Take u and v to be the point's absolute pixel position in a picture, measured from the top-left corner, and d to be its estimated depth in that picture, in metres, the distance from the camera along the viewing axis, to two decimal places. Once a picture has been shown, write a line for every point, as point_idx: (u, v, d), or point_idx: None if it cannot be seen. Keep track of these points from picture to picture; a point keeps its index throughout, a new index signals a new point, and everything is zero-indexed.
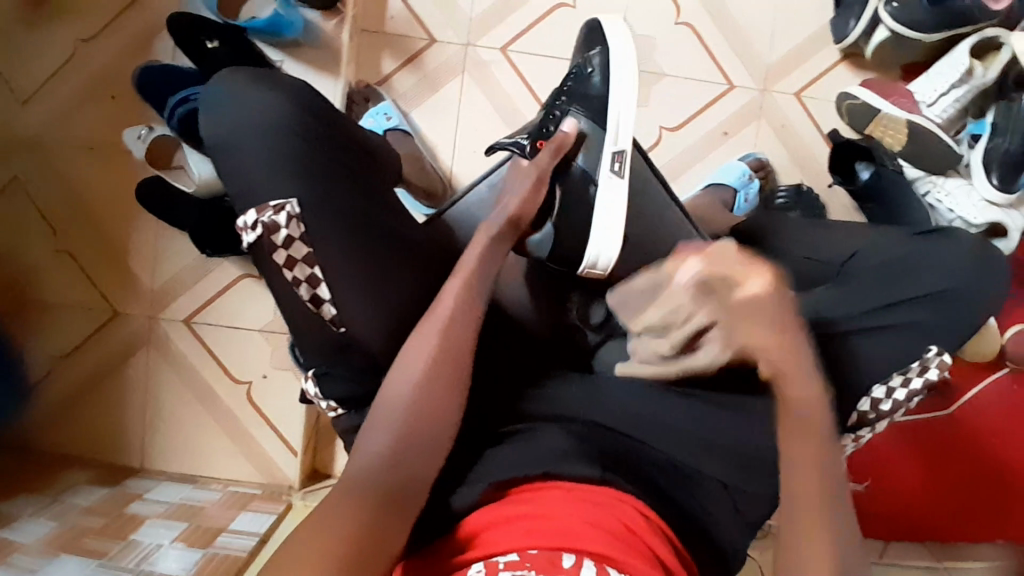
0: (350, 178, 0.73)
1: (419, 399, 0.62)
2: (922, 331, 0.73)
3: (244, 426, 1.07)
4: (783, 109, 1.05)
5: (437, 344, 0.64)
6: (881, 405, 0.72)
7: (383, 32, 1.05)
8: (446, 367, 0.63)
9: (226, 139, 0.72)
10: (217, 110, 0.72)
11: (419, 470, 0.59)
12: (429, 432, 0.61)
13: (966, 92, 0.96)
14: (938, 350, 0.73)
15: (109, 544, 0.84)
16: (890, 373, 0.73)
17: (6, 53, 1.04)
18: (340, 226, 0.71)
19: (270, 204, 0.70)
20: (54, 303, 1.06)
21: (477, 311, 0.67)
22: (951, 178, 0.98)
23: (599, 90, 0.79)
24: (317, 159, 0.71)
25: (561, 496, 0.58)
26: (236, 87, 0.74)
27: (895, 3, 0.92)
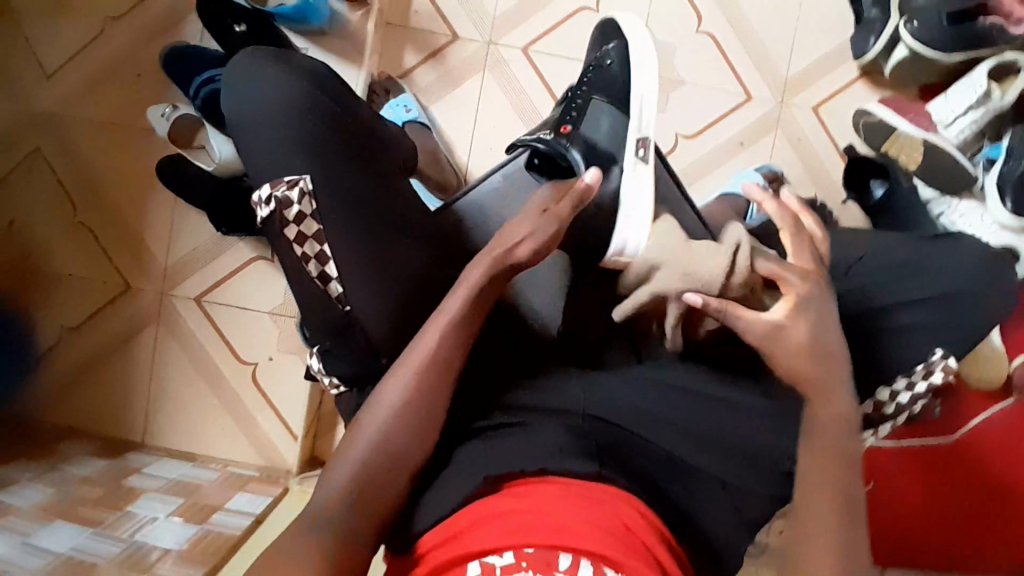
0: (363, 157, 0.74)
1: (413, 402, 0.63)
2: (921, 339, 0.76)
3: (247, 408, 1.07)
4: (800, 122, 1.05)
5: (425, 352, 0.64)
6: (884, 407, 0.78)
7: (408, 27, 1.07)
8: (441, 369, 0.64)
9: (246, 118, 0.73)
10: (238, 89, 0.73)
11: (405, 449, 0.62)
12: (416, 435, 0.63)
13: (983, 115, 0.94)
14: (945, 353, 0.76)
15: (104, 514, 0.84)
16: (896, 377, 0.76)
17: (36, 27, 1.06)
18: (353, 205, 0.72)
19: (284, 179, 0.70)
20: (67, 275, 1.07)
21: (471, 318, 0.66)
22: (965, 200, 0.98)
23: (619, 78, 0.84)
24: (334, 141, 0.72)
25: (557, 489, 0.58)
26: (259, 68, 0.74)
27: (915, 22, 0.92)
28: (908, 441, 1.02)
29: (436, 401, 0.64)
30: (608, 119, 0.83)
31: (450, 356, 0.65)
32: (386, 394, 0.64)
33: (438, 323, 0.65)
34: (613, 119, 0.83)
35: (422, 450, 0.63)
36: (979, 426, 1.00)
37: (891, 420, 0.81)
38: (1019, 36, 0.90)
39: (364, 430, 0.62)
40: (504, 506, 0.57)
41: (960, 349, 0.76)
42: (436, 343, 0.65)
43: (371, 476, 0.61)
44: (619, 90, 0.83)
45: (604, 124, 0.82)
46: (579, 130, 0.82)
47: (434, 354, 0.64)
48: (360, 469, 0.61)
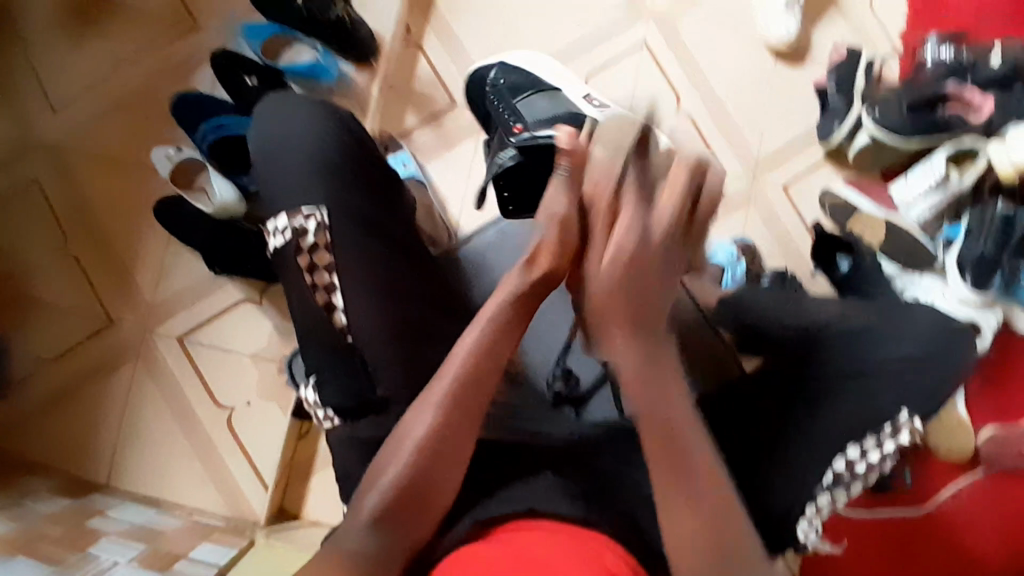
0: (379, 192, 0.81)
1: (443, 434, 0.62)
2: (891, 397, 0.77)
3: (219, 453, 1.06)
4: (770, 197, 1.13)
5: (444, 387, 0.62)
6: (855, 466, 0.76)
7: (410, 92, 1.14)
8: (468, 398, 0.63)
9: (271, 154, 0.79)
10: (265, 129, 0.80)
11: (418, 478, 0.61)
12: (444, 473, 0.62)
13: (942, 198, 1.02)
14: (910, 412, 0.77)
15: (64, 554, 0.80)
16: (865, 435, 0.76)
17: (50, 69, 1.12)
18: (365, 233, 0.77)
19: (302, 211, 0.75)
20: (51, 305, 1.08)
21: (499, 352, 0.64)
22: (926, 275, 1.04)
23: (520, 79, 0.94)
24: (354, 174, 0.79)
25: (544, 535, 0.60)
26: (286, 111, 0.81)
27: (878, 109, 1.04)
28: (881, 510, 1.03)
29: (463, 429, 0.63)
30: (546, 101, 0.89)
31: (473, 384, 0.63)
32: (410, 427, 0.63)
33: (459, 356, 0.63)
34: (537, 95, 0.90)
35: (450, 485, 0.62)
36: (952, 499, 1.01)
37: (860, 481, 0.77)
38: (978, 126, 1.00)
39: (391, 461, 0.62)
40: (496, 552, 0.57)
41: (924, 412, 0.78)
42: (462, 373, 0.63)
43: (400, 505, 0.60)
44: (520, 78, 0.94)
45: (534, 100, 0.89)
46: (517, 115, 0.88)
47: (458, 385, 0.63)
48: (388, 497, 0.60)
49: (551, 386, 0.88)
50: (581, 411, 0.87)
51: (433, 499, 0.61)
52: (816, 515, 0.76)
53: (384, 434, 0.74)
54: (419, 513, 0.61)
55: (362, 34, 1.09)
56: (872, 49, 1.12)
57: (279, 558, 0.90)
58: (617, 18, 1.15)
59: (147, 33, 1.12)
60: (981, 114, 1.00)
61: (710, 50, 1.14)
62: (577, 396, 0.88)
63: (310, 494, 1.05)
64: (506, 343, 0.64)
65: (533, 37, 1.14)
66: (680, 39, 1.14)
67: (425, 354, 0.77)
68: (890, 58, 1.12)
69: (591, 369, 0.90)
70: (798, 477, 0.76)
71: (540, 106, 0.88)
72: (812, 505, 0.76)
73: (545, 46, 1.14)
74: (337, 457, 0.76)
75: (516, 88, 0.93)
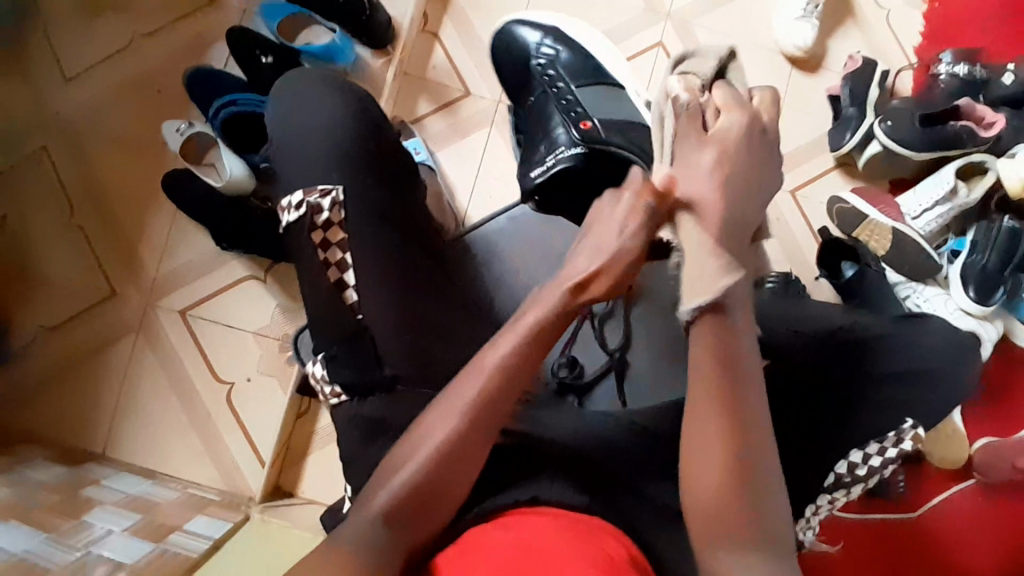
0: (395, 179, 0.82)
1: (460, 440, 0.61)
2: (892, 405, 0.79)
3: (218, 430, 1.06)
4: (777, 202, 1.13)
5: (467, 398, 0.61)
6: (857, 470, 0.76)
7: (425, 79, 1.14)
8: (488, 409, 0.61)
9: (294, 140, 0.80)
10: (290, 115, 0.81)
11: (429, 480, 0.60)
12: (458, 479, 0.61)
13: (949, 210, 1.04)
14: (914, 423, 0.78)
15: (60, 521, 0.80)
16: (868, 441, 0.77)
17: (65, 38, 1.12)
18: (380, 215, 0.78)
19: (318, 188, 0.77)
20: (58, 274, 1.09)
21: (521, 366, 0.62)
22: (929, 286, 1.05)
23: (575, 60, 0.97)
24: (373, 160, 0.80)
25: (545, 520, 0.61)
26: (309, 100, 0.82)
27: (889, 122, 1.04)
28: (873, 515, 1.04)
29: (480, 440, 0.61)
30: (609, 95, 0.95)
31: (495, 395, 0.61)
32: (426, 434, 0.61)
33: (485, 368, 0.62)
34: (596, 87, 0.95)
35: (463, 487, 0.61)
36: (942, 506, 1.04)
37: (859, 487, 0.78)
38: (989, 141, 1.01)
39: (405, 466, 0.60)
40: (495, 538, 0.58)
41: (926, 423, 0.80)
42: (487, 385, 0.61)
43: (413, 505, 0.59)
44: (581, 57, 0.97)
45: (594, 91, 0.95)
46: (585, 109, 0.92)
47: (483, 397, 0.61)
48: (400, 497, 0.59)
49: (555, 373, 0.91)
50: (584, 400, 0.91)
51: (440, 495, 0.60)
52: (813, 516, 0.77)
53: (391, 414, 0.72)
54: (435, 502, 0.60)
55: (380, 20, 1.07)
56: (885, 61, 1.13)
57: (275, 534, 0.90)
58: (634, 17, 1.15)
59: (164, 7, 1.11)
60: (991, 129, 1.01)
61: None
62: (580, 385, 0.90)
63: (306, 474, 1.05)
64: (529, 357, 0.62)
65: None
66: (697, 42, 1.15)
67: (430, 334, 0.77)
68: (903, 70, 1.13)
69: (596, 358, 0.94)
70: (798, 476, 0.76)
71: (601, 99, 0.94)
72: (811, 507, 0.77)
73: None
74: (338, 436, 0.76)
75: (569, 66, 0.97)
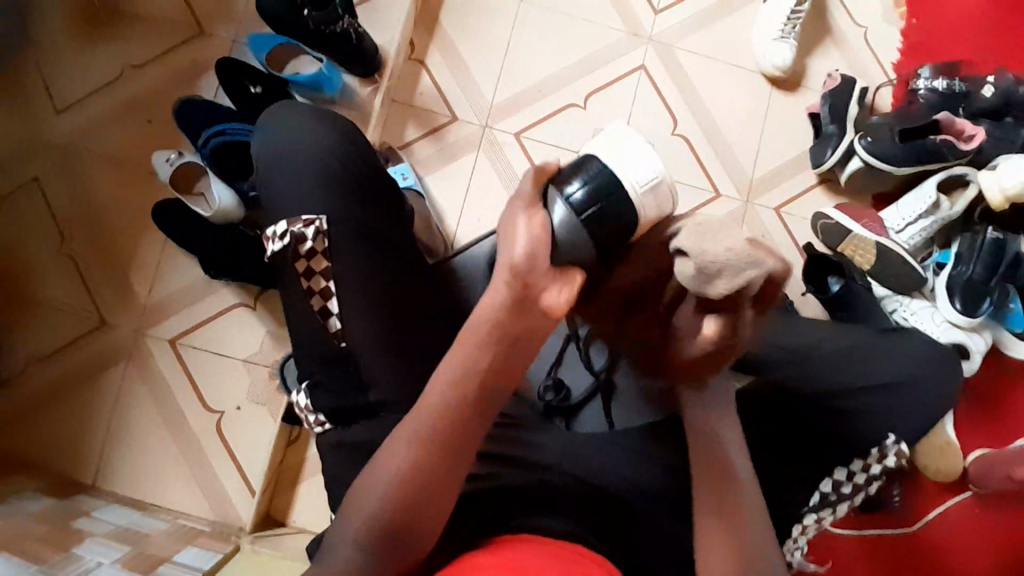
0: (387, 206, 0.83)
1: (425, 472, 0.58)
2: (872, 413, 0.78)
3: (207, 458, 1.05)
4: (763, 220, 1.14)
5: (425, 422, 0.58)
6: (841, 488, 0.77)
7: (411, 105, 1.15)
8: (456, 428, 0.59)
9: (282, 155, 0.80)
10: (279, 134, 0.82)
11: (415, 501, 0.58)
12: (436, 509, 0.58)
13: (932, 223, 1.05)
14: (897, 439, 0.79)
15: (47, 552, 0.78)
16: (853, 458, 0.77)
17: (55, 70, 1.13)
18: (370, 235, 0.79)
19: (302, 218, 0.78)
20: (45, 305, 1.09)
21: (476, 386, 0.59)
22: (916, 299, 1.06)
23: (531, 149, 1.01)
24: (361, 180, 0.81)
25: (529, 547, 0.62)
26: (299, 121, 0.83)
27: (869, 138, 1.06)
28: (869, 530, 1.03)
29: (450, 467, 0.59)
30: None
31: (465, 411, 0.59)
32: (384, 466, 0.59)
33: (434, 401, 0.59)
34: None
35: (439, 526, 0.59)
36: (937, 517, 1.03)
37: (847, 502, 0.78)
38: (969, 153, 1.03)
39: (370, 496, 0.58)
40: (486, 560, 0.59)
41: (909, 433, 0.79)
42: (444, 407, 0.58)
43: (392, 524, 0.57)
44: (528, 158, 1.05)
45: None
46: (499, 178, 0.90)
47: (448, 411, 0.58)
48: (379, 526, 0.57)
49: (541, 396, 0.88)
50: (571, 423, 0.88)
51: (420, 522, 0.58)
52: (802, 534, 0.76)
53: (377, 437, 0.74)
54: (419, 543, 0.58)
55: (367, 46, 1.09)
56: (864, 78, 1.15)
57: (266, 565, 0.89)
58: (618, 41, 1.17)
59: (153, 39, 1.13)
60: (972, 142, 1.03)
61: (707, 74, 1.17)
62: (568, 408, 0.88)
63: (297, 502, 1.05)
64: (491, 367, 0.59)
65: (536, 54, 1.16)
66: (680, 63, 1.17)
67: (417, 359, 0.77)
68: (882, 86, 1.15)
69: (582, 379, 0.90)
70: (785, 491, 0.75)
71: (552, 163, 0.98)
72: (800, 526, 0.75)
73: (547, 65, 1.16)
74: (329, 462, 0.76)
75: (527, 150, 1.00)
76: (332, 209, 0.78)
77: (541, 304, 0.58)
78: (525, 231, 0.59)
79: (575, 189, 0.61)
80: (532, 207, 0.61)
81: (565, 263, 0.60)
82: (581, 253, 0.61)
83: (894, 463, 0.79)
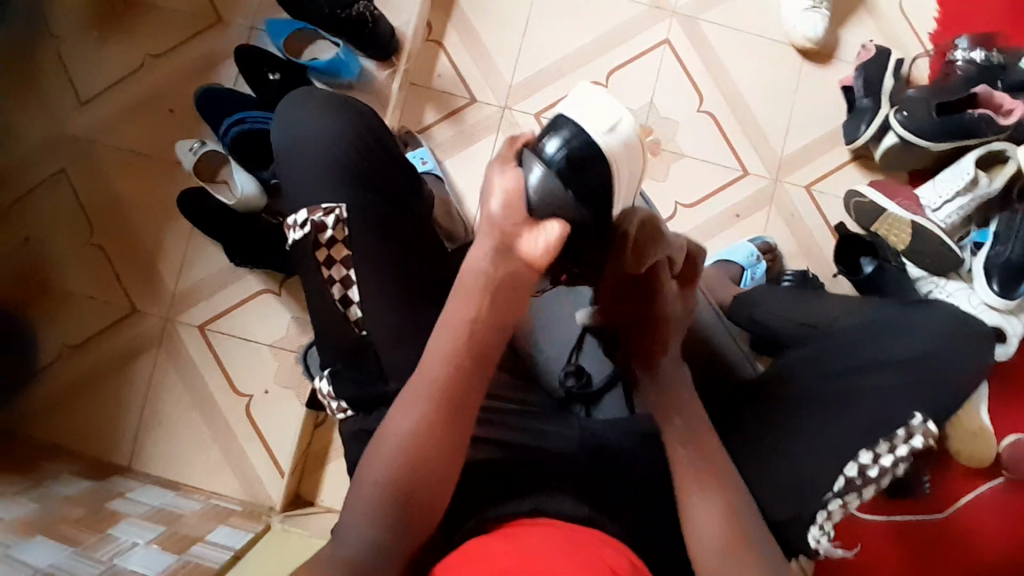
0: (401, 192, 0.82)
1: (418, 462, 0.57)
2: (899, 398, 0.72)
3: (237, 440, 1.08)
4: (793, 200, 1.11)
5: (416, 404, 0.58)
6: (868, 471, 0.70)
7: (430, 88, 1.14)
8: (439, 410, 0.58)
9: (290, 143, 0.81)
10: (287, 121, 0.82)
11: (426, 492, 0.58)
12: (428, 500, 0.58)
13: (969, 202, 1.01)
14: (924, 417, 0.71)
15: (85, 535, 0.82)
16: (877, 439, 0.71)
17: (79, 62, 1.15)
18: (381, 225, 0.78)
19: (322, 207, 0.78)
20: (78, 294, 1.12)
21: (464, 364, 0.58)
22: (953, 281, 1.01)
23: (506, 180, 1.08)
24: (371, 164, 0.80)
25: (542, 527, 0.61)
26: (306, 106, 0.83)
27: (905, 112, 1.01)
28: (898, 516, 1.02)
29: (441, 458, 0.58)
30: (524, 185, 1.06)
31: (471, 360, 0.59)
32: (376, 454, 0.59)
33: (424, 383, 0.59)
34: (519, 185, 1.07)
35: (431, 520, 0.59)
36: (970, 504, 1.01)
37: (873, 486, 0.70)
38: (1008, 127, 0.99)
39: (365, 483, 0.58)
40: (497, 540, 0.58)
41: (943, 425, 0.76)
42: (433, 390, 0.58)
43: (400, 485, 0.57)
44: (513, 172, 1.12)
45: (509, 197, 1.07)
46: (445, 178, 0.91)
47: (457, 355, 0.58)
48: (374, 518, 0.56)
49: (562, 381, 0.84)
50: (593, 409, 0.84)
51: (426, 512, 0.58)
52: (827, 522, 0.70)
53: None
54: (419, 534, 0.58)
55: (384, 30, 1.08)
56: (899, 49, 1.10)
57: (294, 544, 0.91)
58: (640, 15, 1.13)
59: (173, 29, 1.14)
60: (1010, 116, 0.99)
61: (732, 48, 1.13)
62: (588, 394, 0.84)
63: (326, 482, 1.07)
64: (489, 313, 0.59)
65: (556, 31, 1.14)
66: (704, 37, 1.13)
67: None
68: (919, 57, 1.10)
69: (600, 367, 0.87)
70: None
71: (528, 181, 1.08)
72: (823, 512, 0.69)
73: (568, 42, 1.13)
74: (350, 451, 0.77)
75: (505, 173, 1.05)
76: (342, 196, 0.78)
77: (521, 253, 0.58)
78: (499, 184, 0.59)
79: (553, 147, 0.60)
80: (507, 168, 0.60)
81: (543, 213, 0.58)
82: (563, 209, 0.58)
83: (924, 445, 0.71)
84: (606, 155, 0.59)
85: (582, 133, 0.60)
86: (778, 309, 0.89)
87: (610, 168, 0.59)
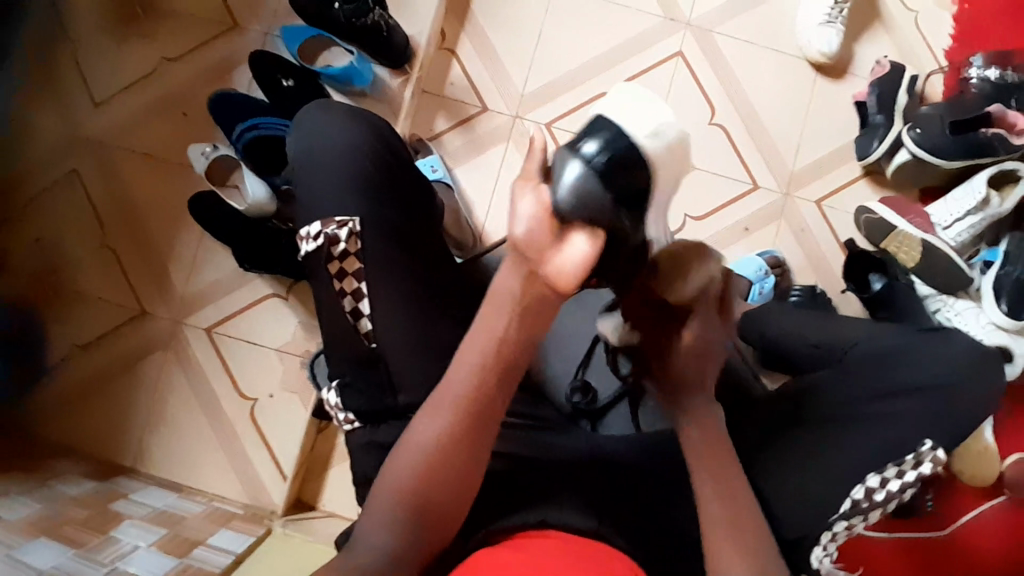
0: (412, 202, 0.82)
1: (439, 474, 0.57)
2: (909, 424, 0.71)
3: (242, 445, 1.09)
4: (804, 216, 1.10)
5: (444, 413, 0.57)
6: (874, 495, 0.69)
7: (442, 96, 1.14)
8: (463, 423, 0.57)
9: (303, 151, 0.82)
10: (302, 130, 0.83)
11: (440, 501, 0.57)
12: (446, 511, 0.58)
13: (981, 220, 1.00)
14: (933, 445, 0.71)
15: (88, 536, 0.82)
16: (886, 464, 0.70)
17: (94, 64, 1.16)
18: (392, 236, 0.78)
19: (335, 219, 0.77)
20: (89, 294, 1.13)
21: (496, 377, 0.57)
22: (961, 299, 1.01)
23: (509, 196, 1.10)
24: (381, 175, 0.80)
25: (550, 538, 0.60)
26: (320, 116, 0.83)
27: (918, 129, 1.00)
28: (902, 533, 0.99)
29: (461, 471, 0.58)
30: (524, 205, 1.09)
31: (501, 374, 0.57)
32: (393, 466, 0.58)
33: (450, 395, 0.57)
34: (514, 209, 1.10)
35: (443, 535, 0.58)
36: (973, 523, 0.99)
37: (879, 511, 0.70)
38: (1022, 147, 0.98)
39: (381, 493, 0.58)
40: (504, 548, 0.57)
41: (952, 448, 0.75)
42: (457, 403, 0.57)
43: (415, 498, 0.57)
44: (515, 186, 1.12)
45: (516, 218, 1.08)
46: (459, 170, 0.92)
47: (483, 367, 0.57)
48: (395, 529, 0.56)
49: (568, 398, 0.84)
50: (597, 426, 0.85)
51: (441, 522, 0.58)
52: (831, 543, 0.70)
53: None
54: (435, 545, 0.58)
55: (398, 39, 1.08)
56: (914, 66, 1.10)
57: (295, 549, 0.91)
58: (653, 27, 1.13)
59: (188, 33, 1.15)
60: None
61: (745, 62, 1.12)
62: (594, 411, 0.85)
63: (328, 488, 1.07)
64: (517, 331, 0.57)
65: (570, 40, 1.14)
66: (718, 50, 1.12)
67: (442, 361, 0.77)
68: (933, 73, 1.09)
69: (607, 384, 0.87)
70: None
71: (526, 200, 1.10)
72: (828, 534, 0.69)
73: (581, 51, 1.13)
74: (355, 461, 0.77)
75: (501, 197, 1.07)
76: (353, 207, 0.78)
77: (529, 265, 0.55)
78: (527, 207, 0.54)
79: (591, 150, 0.56)
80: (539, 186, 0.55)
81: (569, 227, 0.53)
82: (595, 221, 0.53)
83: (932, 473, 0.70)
84: (646, 156, 0.56)
85: (622, 136, 0.56)
86: (791, 326, 0.88)
87: (649, 171, 0.57)
